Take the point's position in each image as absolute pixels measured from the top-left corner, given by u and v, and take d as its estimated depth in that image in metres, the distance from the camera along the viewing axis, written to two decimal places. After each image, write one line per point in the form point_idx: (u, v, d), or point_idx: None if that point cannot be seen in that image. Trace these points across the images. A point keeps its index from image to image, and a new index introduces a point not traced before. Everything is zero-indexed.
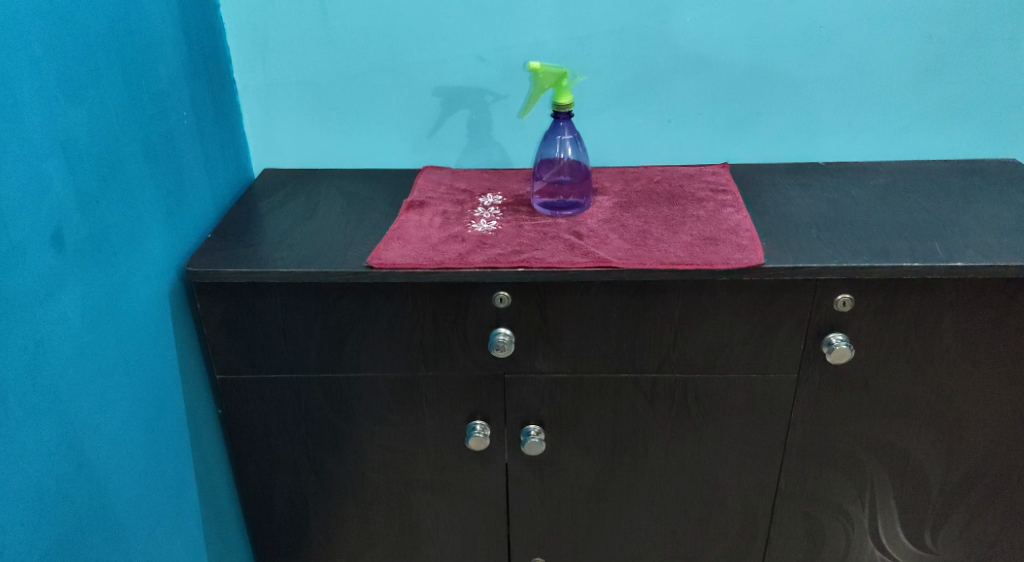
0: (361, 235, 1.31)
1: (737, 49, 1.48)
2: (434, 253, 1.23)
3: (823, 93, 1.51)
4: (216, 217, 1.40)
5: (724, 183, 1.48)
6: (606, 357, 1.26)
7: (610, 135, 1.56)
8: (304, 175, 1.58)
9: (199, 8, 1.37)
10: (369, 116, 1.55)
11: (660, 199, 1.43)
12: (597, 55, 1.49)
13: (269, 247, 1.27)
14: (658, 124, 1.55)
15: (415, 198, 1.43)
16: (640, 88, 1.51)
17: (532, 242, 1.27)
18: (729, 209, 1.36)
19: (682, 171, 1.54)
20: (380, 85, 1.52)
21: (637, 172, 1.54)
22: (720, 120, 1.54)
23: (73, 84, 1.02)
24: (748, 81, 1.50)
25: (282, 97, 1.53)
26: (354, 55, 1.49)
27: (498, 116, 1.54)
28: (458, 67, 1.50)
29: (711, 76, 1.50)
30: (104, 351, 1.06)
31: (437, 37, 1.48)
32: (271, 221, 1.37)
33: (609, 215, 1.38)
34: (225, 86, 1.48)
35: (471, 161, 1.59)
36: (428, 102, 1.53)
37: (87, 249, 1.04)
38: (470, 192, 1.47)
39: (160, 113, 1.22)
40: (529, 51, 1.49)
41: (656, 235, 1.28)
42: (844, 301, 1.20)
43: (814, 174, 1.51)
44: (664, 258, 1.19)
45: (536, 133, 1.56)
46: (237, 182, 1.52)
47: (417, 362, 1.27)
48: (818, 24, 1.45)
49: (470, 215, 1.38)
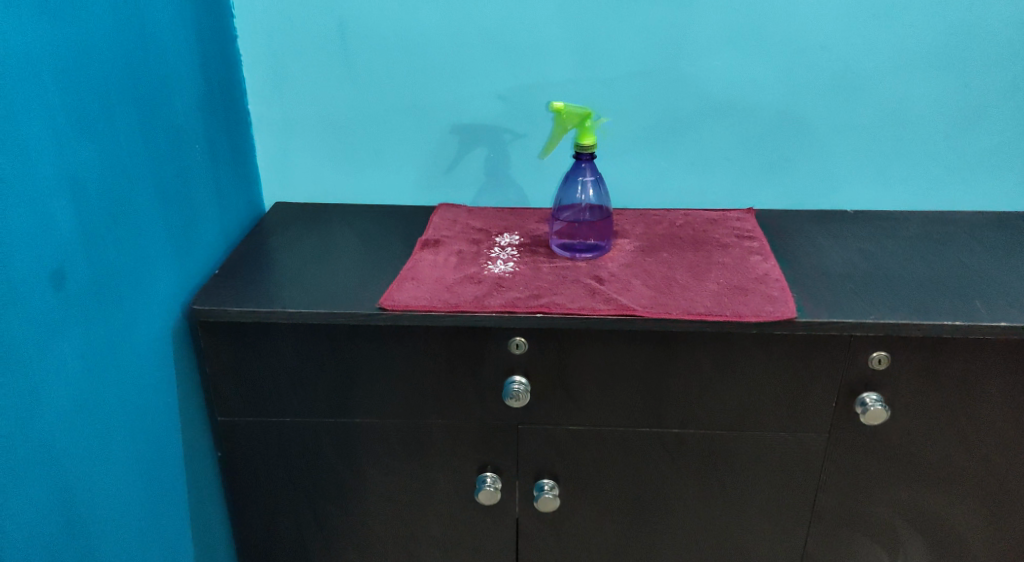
0: (374, 273, 1.27)
1: (767, 95, 1.44)
2: (449, 295, 1.18)
3: (854, 142, 1.47)
4: (225, 252, 1.35)
5: (750, 228, 1.42)
6: (626, 411, 1.20)
7: (633, 177, 1.51)
8: (317, 210, 1.54)
9: (216, 40, 1.34)
10: (386, 153, 1.51)
11: (684, 244, 1.38)
12: (622, 96, 1.45)
13: (278, 284, 1.22)
14: (682, 167, 1.50)
15: (431, 237, 1.39)
16: (665, 131, 1.47)
17: (551, 286, 1.22)
18: (756, 257, 1.31)
19: (706, 215, 1.48)
20: (398, 121, 1.48)
21: (659, 215, 1.49)
22: (747, 165, 1.49)
23: (84, 118, 0.98)
24: (776, 127, 1.46)
25: (297, 131, 1.50)
26: (373, 90, 1.46)
27: (518, 155, 1.50)
28: (479, 105, 1.46)
29: (738, 121, 1.46)
30: (101, 396, 1.01)
31: (457, 74, 1.44)
32: (282, 258, 1.32)
33: (631, 259, 1.33)
34: (240, 120, 1.45)
35: (488, 200, 1.55)
36: (447, 139, 1.49)
37: (89, 289, 0.99)
38: (486, 231, 1.43)
39: (172, 146, 1.18)
40: (552, 91, 1.45)
41: (681, 282, 1.23)
42: (880, 359, 1.14)
43: (844, 223, 1.46)
44: (691, 308, 1.14)
45: (556, 174, 1.51)
46: (248, 216, 1.47)
47: (428, 410, 1.21)
48: (850, 72, 1.41)
49: (487, 256, 1.33)
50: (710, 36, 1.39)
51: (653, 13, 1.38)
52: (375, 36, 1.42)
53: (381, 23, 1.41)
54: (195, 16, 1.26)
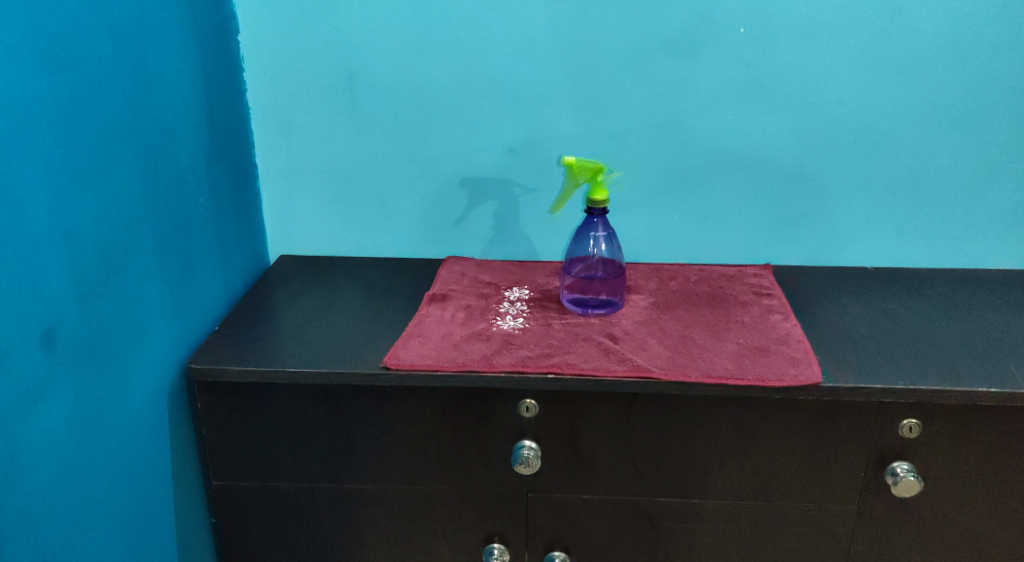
0: (380, 329, 1.22)
1: (782, 149, 1.40)
2: (457, 353, 1.14)
3: (872, 198, 1.42)
4: (228, 308, 1.30)
5: (768, 285, 1.38)
6: (643, 480, 1.14)
7: (646, 231, 1.47)
8: (321, 263, 1.49)
9: (224, 93, 1.32)
10: (393, 206, 1.47)
11: (701, 300, 1.33)
12: (634, 150, 1.41)
13: (281, 341, 1.18)
14: (695, 221, 1.45)
15: (438, 290, 1.34)
16: (678, 186, 1.43)
17: (562, 344, 1.18)
18: (776, 315, 1.27)
19: (722, 271, 1.44)
20: (406, 174, 1.45)
21: (673, 270, 1.45)
22: (763, 221, 1.45)
23: (85, 172, 0.95)
24: (792, 182, 1.42)
25: (303, 183, 1.46)
26: (380, 142, 1.43)
27: (529, 209, 1.46)
28: (489, 158, 1.43)
29: (753, 175, 1.42)
30: (89, 463, 0.95)
31: (467, 127, 1.41)
32: (286, 313, 1.28)
33: (645, 316, 1.28)
34: (247, 172, 1.42)
35: (497, 253, 1.50)
36: (455, 192, 1.46)
37: (81, 350, 0.94)
38: (495, 285, 1.38)
39: (175, 201, 1.15)
40: (562, 143, 1.41)
41: (699, 342, 1.19)
42: (911, 427, 1.09)
43: (864, 281, 1.41)
44: (711, 371, 1.09)
45: (567, 228, 1.47)
46: (251, 270, 1.43)
47: (433, 477, 1.15)
48: (867, 126, 1.38)
49: (496, 311, 1.29)
50: (724, 90, 1.36)
51: (666, 67, 1.35)
52: (382, 87, 1.39)
53: (390, 75, 1.38)
54: (202, 69, 1.23)
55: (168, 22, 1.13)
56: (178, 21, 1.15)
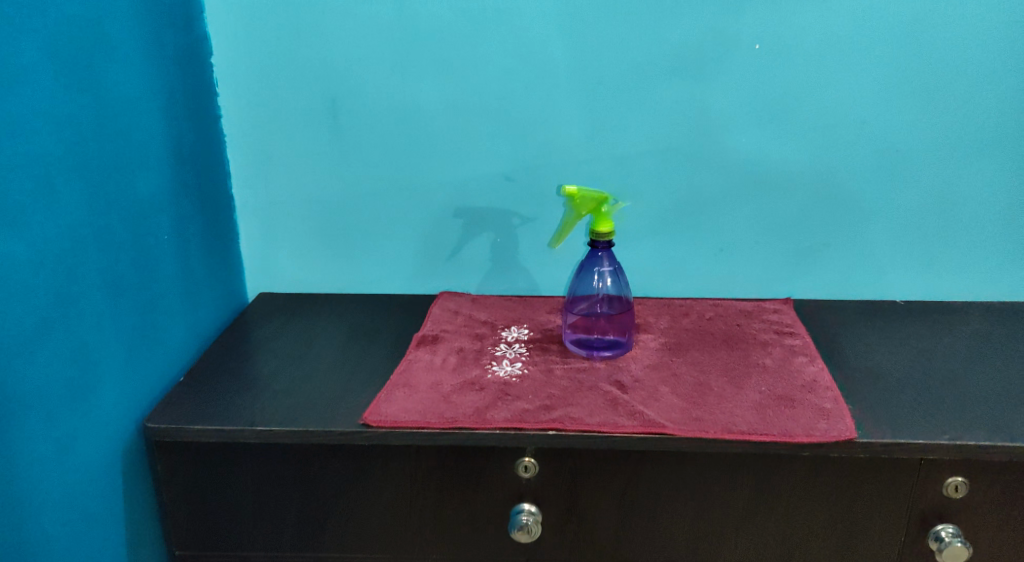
0: (363, 377, 1.11)
1: (801, 175, 1.29)
2: (446, 406, 1.03)
3: (900, 226, 1.31)
4: (196, 354, 1.19)
5: (789, 322, 1.26)
6: (653, 546, 1.03)
7: (655, 263, 1.35)
8: (303, 301, 1.39)
9: (195, 120, 1.22)
10: (380, 239, 1.37)
11: (717, 340, 1.21)
12: (640, 177, 1.30)
13: (255, 392, 1.07)
14: (708, 252, 1.34)
15: (428, 332, 1.23)
16: (689, 214, 1.32)
17: (564, 393, 1.06)
18: (800, 357, 1.16)
19: (738, 306, 1.32)
20: (395, 205, 1.34)
21: (685, 305, 1.33)
22: (781, 251, 1.33)
23: (20, 212, 0.84)
24: (813, 210, 1.31)
25: (284, 215, 1.36)
26: (365, 172, 1.32)
27: (527, 241, 1.35)
28: (484, 186, 1.32)
29: (771, 202, 1.30)
30: (25, 540, 0.84)
31: (460, 154, 1.30)
32: (263, 359, 1.17)
33: (656, 358, 1.16)
34: (222, 205, 1.32)
35: (493, 288, 1.39)
36: (447, 224, 1.35)
37: (16, 413, 0.83)
38: (491, 324, 1.27)
39: (137, 239, 1.05)
40: (562, 170, 1.30)
41: (717, 391, 1.07)
42: (957, 485, 0.97)
43: (893, 317, 1.29)
44: (731, 425, 0.99)
45: (570, 261, 1.36)
46: (227, 309, 1.33)
47: (418, 545, 1.04)
48: (895, 147, 1.26)
49: (491, 354, 1.17)
50: (739, 111, 1.25)
51: (675, 87, 1.25)
52: (368, 112, 1.29)
53: (376, 99, 1.28)
54: (169, 97, 1.13)
55: (128, 46, 1.03)
56: (139, 45, 1.06)
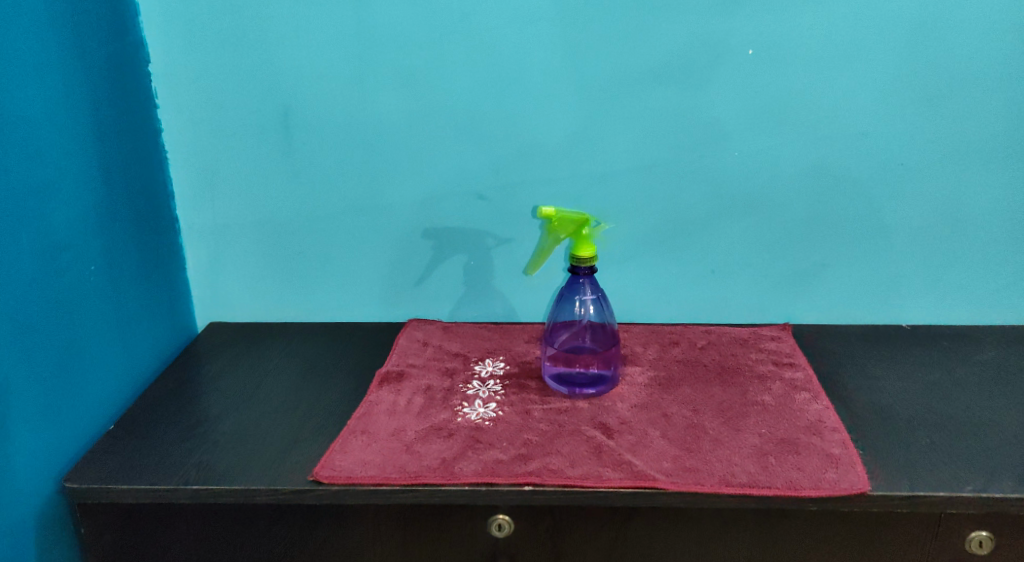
0: (320, 428, 1.02)
1: (799, 191, 1.18)
2: (408, 457, 0.93)
3: (906, 246, 1.20)
4: (132, 396, 1.11)
5: (788, 352, 1.16)
6: None
7: (641, 287, 1.24)
8: (258, 332, 1.28)
9: (129, 139, 1.13)
10: (339, 263, 1.26)
11: (711, 374, 1.10)
12: (623, 194, 1.19)
13: (201, 449, 0.99)
14: (698, 274, 1.23)
15: (392, 369, 1.12)
16: (678, 234, 1.21)
17: (543, 440, 0.95)
18: (802, 393, 1.05)
19: (733, 332, 1.21)
20: (356, 227, 1.24)
21: (674, 332, 1.22)
22: (778, 273, 1.23)
23: None
24: (812, 229, 1.20)
25: (235, 237, 1.26)
26: (322, 191, 1.22)
27: (503, 264, 1.24)
28: (454, 205, 1.21)
29: (766, 221, 1.20)
30: None
31: (425, 172, 1.19)
32: (215, 410, 1.08)
33: (645, 396, 1.05)
34: (165, 229, 1.22)
35: (466, 315, 1.28)
36: (413, 246, 1.24)
37: None
38: (463, 356, 1.16)
39: (48, 273, 0.96)
40: (538, 188, 1.19)
41: (713, 434, 0.96)
42: (981, 541, 0.87)
43: (898, 344, 1.19)
44: (729, 478, 0.88)
45: (549, 285, 1.25)
46: (173, 342, 1.23)
47: None
48: (898, 161, 1.16)
49: (462, 394, 1.06)
50: (729, 122, 1.15)
51: (658, 97, 1.14)
52: (323, 125, 1.18)
53: (332, 112, 1.17)
54: (89, 117, 1.04)
55: (32, 63, 0.94)
56: (50, 62, 0.96)
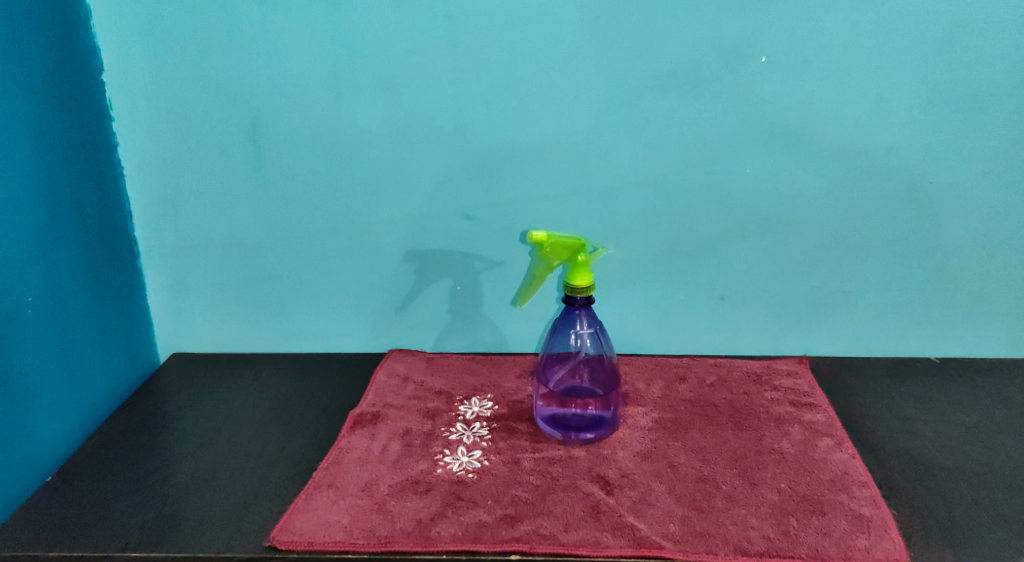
0: (283, 485, 0.90)
1: (819, 211, 1.07)
2: (378, 518, 0.83)
3: (937, 271, 1.09)
4: (77, 439, 1.00)
5: (807, 391, 1.04)
6: None
7: (644, 315, 1.13)
8: (222, 364, 1.17)
9: (78, 155, 1.01)
10: (314, 288, 1.14)
11: (721, 415, 0.99)
12: (625, 214, 1.08)
13: (149, 506, 0.88)
14: (706, 301, 1.12)
15: (368, 409, 1.01)
16: (685, 258, 1.10)
17: (533, 497, 0.85)
18: (825, 440, 0.94)
19: (745, 366, 1.10)
20: (332, 250, 1.12)
21: (681, 366, 1.11)
22: (794, 301, 1.12)
23: None
24: (832, 252, 1.09)
25: (199, 261, 1.14)
26: (294, 211, 1.10)
27: (492, 290, 1.13)
28: (438, 226, 1.10)
29: (782, 243, 1.09)
30: None
31: (407, 190, 1.08)
32: (162, 460, 0.96)
33: (649, 443, 0.93)
34: (122, 253, 1.10)
35: (452, 345, 1.16)
36: (395, 271, 1.12)
37: None
38: (447, 394, 1.04)
39: None
40: (531, 208, 1.08)
41: (725, 491, 0.86)
42: None
43: (928, 379, 1.08)
44: (746, 546, 0.78)
45: (543, 314, 1.13)
46: (132, 375, 1.12)
47: None
48: (929, 179, 1.05)
49: (443, 439, 0.95)
50: (743, 136, 1.04)
51: (665, 108, 1.03)
52: (295, 138, 1.07)
53: (305, 124, 1.06)
54: (27, 134, 0.92)
55: None
56: None
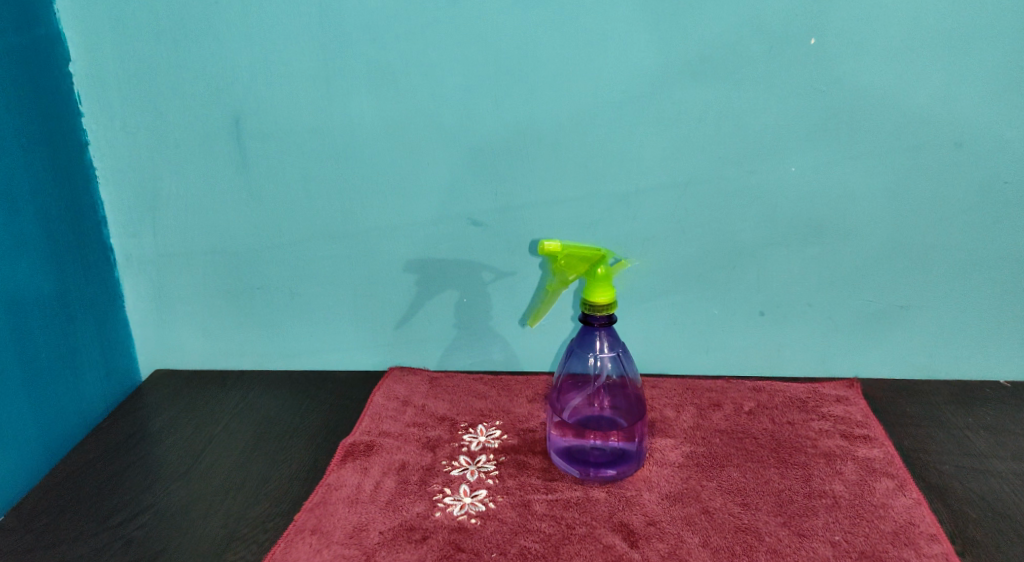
0: (263, 529, 0.79)
1: (873, 215, 0.94)
2: None
3: (1010, 284, 0.96)
4: (44, 468, 0.90)
5: (860, 420, 0.91)
6: None
7: (672, 331, 1.01)
8: (207, 382, 1.06)
9: (42, 155, 0.91)
10: (306, 300, 1.03)
11: (762, 449, 0.87)
12: (653, 219, 0.96)
13: (112, 551, 0.77)
14: (743, 316, 1.00)
15: (361, 438, 0.90)
16: (720, 268, 0.97)
17: (545, 550, 0.73)
18: (884, 481, 0.81)
19: (788, 390, 0.98)
20: (325, 257, 1.01)
21: (714, 389, 0.99)
22: (844, 316, 0.99)
23: None
24: (889, 262, 0.96)
25: (180, 270, 1.03)
26: (283, 214, 0.99)
27: (503, 303, 1.01)
28: (443, 232, 0.98)
29: (831, 251, 0.96)
30: None
31: (408, 191, 0.97)
32: (131, 494, 0.85)
33: (680, 483, 0.82)
34: (96, 261, 0.99)
35: (459, 364, 1.05)
36: (395, 281, 1.01)
37: None
38: (450, 421, 0.93)
39: None
40: (547, 212, 0.96)
41: (769, 545, 0.74)
42: None
43: (999, 407, 0.95)
44: None
45: (559, 330, 1.01)
46: (110, 394, 1.02)
47: None
48: (1003, 179, 0.92)
49: (445, 475, 0.84)
50: (786, 131, 0.91)
51: (697, 99, 0.91)
52: (283, 134, 0.95)
53: (294, 118, 0.95)
54: None
55: None
56: None
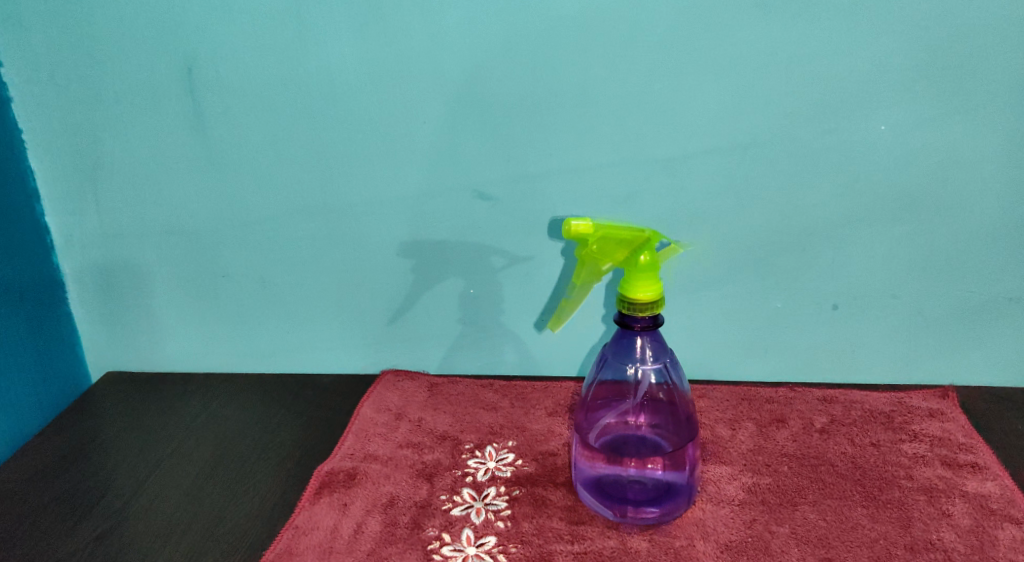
0: None
1: (981, 186, 0.75)
2: None
3: None
4: None
5: (964, 442, 0.73)
6: None
7: (724, 329, 0.83)
8: (166, 387, 0.89)
9: None
10: (281, 290, 0.86)
11: (844, 481, 0.69)
12: (704, 192, 0.77)
13: None
14: (812, 311, 0.81)
15: (341, 464, 0.73)
16: (785, 252, 0.79)
17: None
18: (1007, 529, 0.63)
19: (868, 402, 0.79)
20: (302, 239, 0.83)
21: (776, 400, 0.80)
22: (938, 311, 0.80)
23: None
24: (998, 244, 0.77)
25: (129, 254, 0.86)
26: (250, 186, 0.81)
27: (517, 295, 0.83)
28: (445, 208, 0.80)
29: (926, 231, 0.77)
30: None
31: (401, 158, 0.79)
32: (52, 536, 0.68)
33: (743, 529, 0.64)
34: (27, 243, 0.82)
35: (464, 367, 0.87)
36: (386, 268, 0.83)
37: None
38: (453, 441, 0.75)
39: None
40: (573, 183, 0.78)
41: None
42: None
43: None
44: None
45: (585, 328, 0.84)
46: (49, 401, 0.85)
47: None
48: None
49: (444, 514, 0.66)
50: (875, 78, 0.72)
51: (764, 40, 0.72)
52: (247, 87, 0.77)
53: (260, 67, 0.77)
54: None
55: None
56: None
